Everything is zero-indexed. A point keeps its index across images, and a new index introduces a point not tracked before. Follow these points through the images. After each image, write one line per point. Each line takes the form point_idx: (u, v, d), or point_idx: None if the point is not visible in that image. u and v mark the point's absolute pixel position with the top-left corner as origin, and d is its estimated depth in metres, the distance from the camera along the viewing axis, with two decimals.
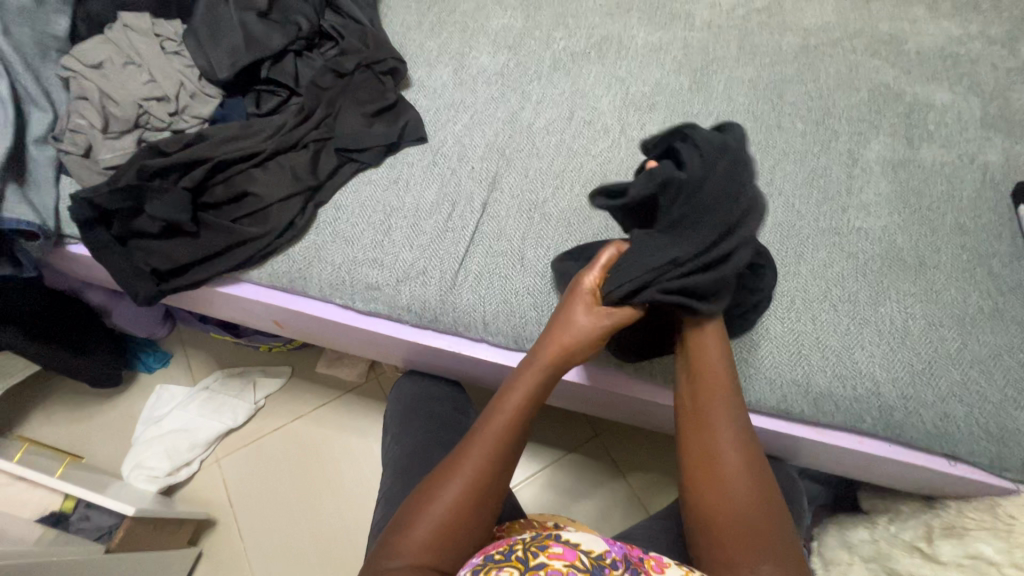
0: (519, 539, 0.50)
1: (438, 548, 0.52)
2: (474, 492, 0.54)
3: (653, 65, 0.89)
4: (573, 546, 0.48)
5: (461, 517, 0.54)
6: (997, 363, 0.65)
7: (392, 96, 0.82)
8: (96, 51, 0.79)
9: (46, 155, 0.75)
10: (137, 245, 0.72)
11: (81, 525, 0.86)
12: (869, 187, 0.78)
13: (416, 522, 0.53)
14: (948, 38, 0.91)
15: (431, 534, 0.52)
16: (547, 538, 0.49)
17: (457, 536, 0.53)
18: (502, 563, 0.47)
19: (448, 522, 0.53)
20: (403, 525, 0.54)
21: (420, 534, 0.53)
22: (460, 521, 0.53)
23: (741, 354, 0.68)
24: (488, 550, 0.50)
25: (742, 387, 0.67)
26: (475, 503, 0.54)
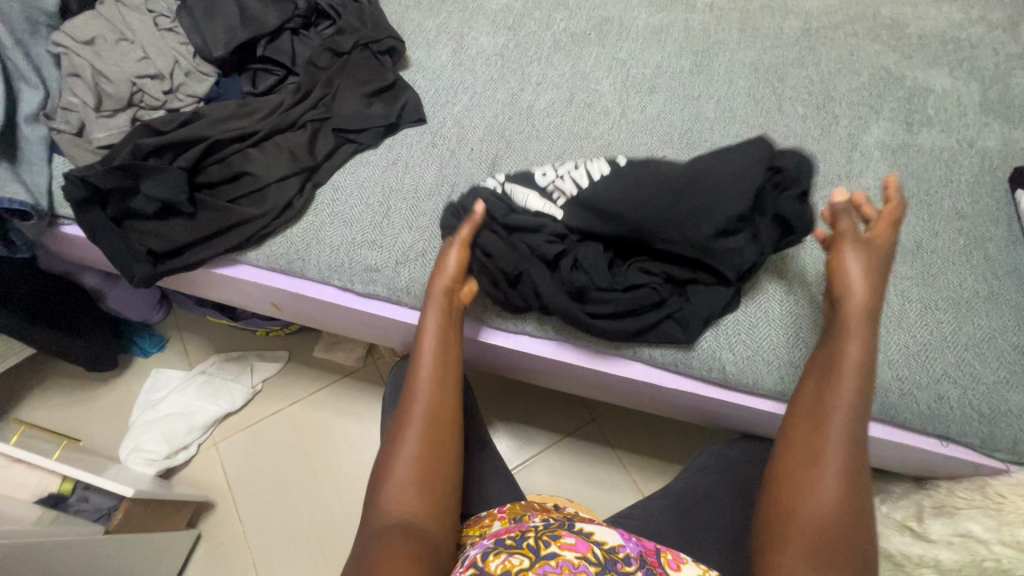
0: (531, 527, 0.51)
1: (412, 510, 0.52)
2: (426, 453, 0.55)
3: (654, 48, 0.89)
4: (585, 538, 0.49)
5: (429, 476, 0.55)
6: (990, 346, 0.66)
7: (391, 76, 0.81)
8: (88, 27, 0.78)
9: (38, 133, 0.74)
10: (132, 226, 0.71)
11: (81, 507, 0.86)
12: (868, 171, 0.78)
13: (384, 501, 0.53)
14: (949, 23, 0.90)
15: (405, 503, 0.53)
16: (559, 530, 0.50)
17: (428, 498, 0.54)
18: (514, 548, 0.48)
19: (416, 485, 0.54)
20: (376, 506, 0.53)
21: (392, 503, 0.53)
22: (427, 485, 0.54)
23: (788, 330, 0.68)
24: (502, 536, 0.51)
25: (786, 368, 0.67)
26: (433, 466, 0.55)
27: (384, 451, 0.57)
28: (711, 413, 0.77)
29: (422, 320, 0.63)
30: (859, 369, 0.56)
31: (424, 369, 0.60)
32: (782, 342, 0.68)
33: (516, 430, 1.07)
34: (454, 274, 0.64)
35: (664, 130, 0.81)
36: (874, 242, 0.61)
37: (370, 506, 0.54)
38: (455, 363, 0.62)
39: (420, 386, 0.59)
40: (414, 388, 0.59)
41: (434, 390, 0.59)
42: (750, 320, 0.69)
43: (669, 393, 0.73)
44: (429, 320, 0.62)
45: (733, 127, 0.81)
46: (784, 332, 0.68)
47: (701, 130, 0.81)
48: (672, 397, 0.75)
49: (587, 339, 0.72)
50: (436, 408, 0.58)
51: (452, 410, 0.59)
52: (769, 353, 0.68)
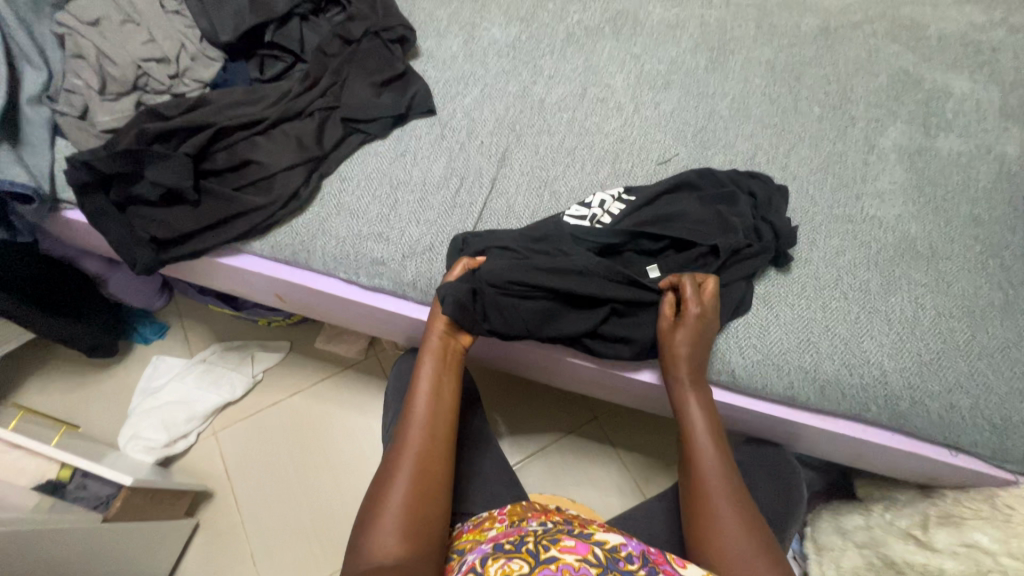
0: (531, 532, 0.51)
1: (399, 555, 0.51)
2: (417, 500, 0.54)
3: (669, 43, 0.87)
4: (586, 540, 0.48)
5: (416, 522, 0.53)
6: (1004, 356, 0.65)
7: (401, 66, 0.79)
8: (94, 8, 0.76)
9: (41, 116, 0.72)
10: (136, 212, 0.70)
11: (79, 494, 0.85)
12: (884, 175, 0.77)
13: (372, 548, 0.51)
14: (970, 26, 0.89)
15: (387, 546, 0.51)
16: (559, 534, 0.50)
17: (420, 546, 0.52)
18: (513, 553, 0.47)
19: (405, 531, 0.52)
20: (356, 550, 0.52)
21: (373, 547, 0.51)
22: (415, 530, 0.52)
23: (804, 334, 0.67)
24: (501, 541, 0.51)
25: (803, 377, 0.66)
26: (421, 514, 0.53)
27: (374, 495, 0.55)
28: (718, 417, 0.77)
29: (417, 367, 0.62)
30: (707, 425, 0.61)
31: (414, 419, 0.58)
32: (804, 351, 0.66)
33: (517, 427, 1.06)
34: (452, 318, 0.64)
35: (678, 127, 0.80)
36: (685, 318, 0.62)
37: (360, 549, 0.52)
38: (448, 414, 0.60)
39: (410, 434, 0.57)
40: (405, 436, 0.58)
41: (425, 436, 0.57)
42: (771, 322, 0.68)
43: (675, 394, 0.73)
44: (424, 367, 0.61)
45: (748, 126, 0.80)
46: (803, 339, 0.67)
47: (716, 129, 0.80)
48: None
49: None
50: (426, 454, 0.56)
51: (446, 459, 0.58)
52: (785, 359, 0.66)
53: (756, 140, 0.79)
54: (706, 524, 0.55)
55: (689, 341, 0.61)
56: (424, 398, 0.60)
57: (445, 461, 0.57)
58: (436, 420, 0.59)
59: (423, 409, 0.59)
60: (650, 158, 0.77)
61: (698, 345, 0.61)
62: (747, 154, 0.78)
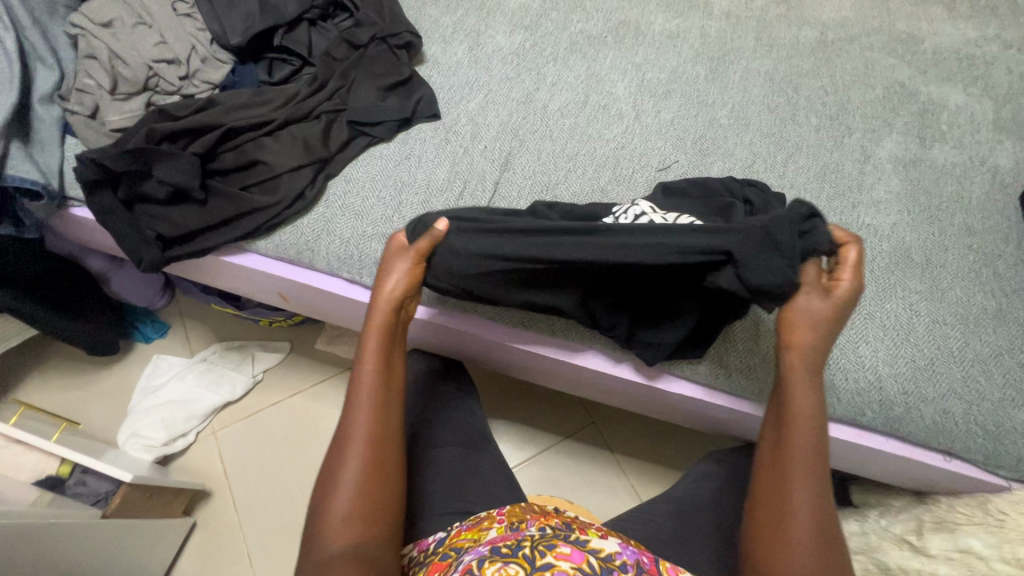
0: (528, 536, 0.51)
1: (358, 536, 0.53)
2: (370, 478, 0.55)
3: (670, 53, 0.89)
4: (582, 548, 0.49)
5: (373, 502, 0.54)
6: (997, 363, 0.66)
7: (407, 71, 0.81)
8: (107, 10, 0.78)
9: (52, 114, 0.74)
10: (143, 210, 0.72)
11: (78, 490, 0.86)
12: (880, 184, 0.78)
13: (329, 530, 0.52)
14: (964, 41, 0.91)
15: (344, 530, 0.53)
16: (556, 539, 0.51)
17: (377, 525, 0.54)
18: (509, 557, 0.48)
19: (358, 516, 0.53)
20: (313, 539, 0.53)
21: (333, 532, 0.52)
22: (370, 511, 0.54)
23: None
24: (498, 544, 0.51)
25: None
26: (376, 494, 0.55)
27: (323, 487, 0.55)
28: (715, 420, 0.78)
29: (363, 346, 0.60)
30: (811, 420, 0.56)
31: (363, 402, 0.57)
32: None
33: (515, 430, 1.07)
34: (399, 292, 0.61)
35: (678, 135, 0.81)
36: (834, 292, 0.58)
37: (312, 545, 0.53)
38: (395, 386, 0.60)
39: (360, 417, 0.57)
40: (349, 419, 0.57)
41: (374, 415, 0.57)
42: (767, 326, 0.69)
43: (673, 398, 0.74)
44: (368, 345, 0.60)
45: (747, 135, 0.81)
46: None
47: (716, 138, 0.81)
48: (677, 402, 0.75)
49: (593, 343, 0.72)
50: (379, 432, 0.57)
51: (394, 435, 0.58)
52: (780, 365, 0.68)
53: (754, 148, 0.80)
54: (775, 514, 0.54)
55: (827, 314, 0.58)
56: (370, 373, 0.59)
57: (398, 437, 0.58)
58: (386, 397, 0.59)
59: (370, 389, 0.58)
60: (650, 165, 0.79)
61: (830, 323, 0.58)
62: (746, 162, 0.79)
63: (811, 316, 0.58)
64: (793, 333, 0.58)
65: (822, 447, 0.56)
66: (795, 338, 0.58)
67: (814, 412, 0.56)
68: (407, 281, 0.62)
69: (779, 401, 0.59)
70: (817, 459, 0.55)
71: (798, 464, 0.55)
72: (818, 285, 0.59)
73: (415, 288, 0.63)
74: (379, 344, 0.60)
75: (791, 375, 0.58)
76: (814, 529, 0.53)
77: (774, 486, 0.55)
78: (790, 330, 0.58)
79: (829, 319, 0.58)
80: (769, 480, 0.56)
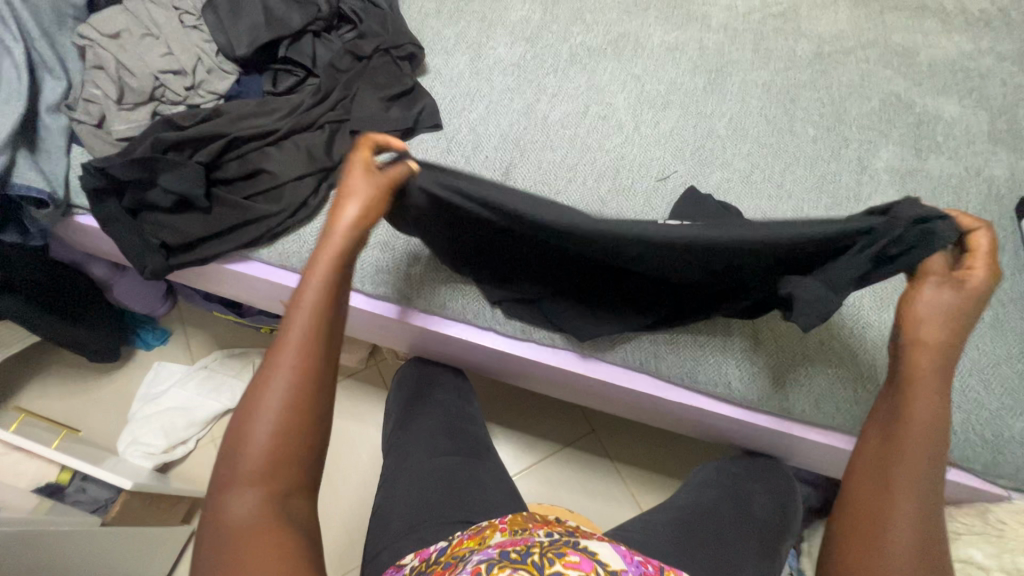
0: (537, 544, 0.51)
1: (272, 495, 0.46)
2: (281, 439, 0.47)
3: (668, 64, 0.90)
4: (590, 557, 0.49)
5: (285, 463, 0.47)
6: (995, 372, 0.67)
7: (409, 81, 0.82)
8: (115, 22, 0.79)
9: (58, 124, 0.74)
10: (148, 218, 0.72)
11: (79, 497, 0.86)
12: (877, 195, 0.79)
13: (235, 488, 0.46)
14: (959, 53, 0.92)
15: (254, 492, 0.46)
16: (564, 547, 0.50)
17: (293, 480, 0.48)
18: (519, 564, 0.48)
19: (266, 474, 0.46)
20: (217, 495, 0.46)
21: (242, 493, 0.45)
22: (278, 471, 0.47)
23: (800, 347, 0.68)
24: (507, 550, 0.51)
25: (798, 391, 0.68)
26: (288, 454, 0.47)
27: (242, 413, 0.48)
28: (715, 429, 0.78)
29: (297, 297, 0.51)
30: (931, 428, 0.49)
31: (284, 361, 0.49)
32: (800, 366, 0.68)
33: (516, 438, 1.07)
34: (347, 232, 0.52)
35: (677, 145, 0.82)
36: (966, 285, 0.49)
37: (222, 485, 0.46)
38: (336, 340, 0.52)
39: (278, 375, 0.48)
40: (273, 364, 0.49)
41: (300, 375, 0.48)
42: (772, 339, 0.69)
43: (673, 407, 0.74)
44: (305, 292, 0.51)
45: (745, 145, 0.82)
46: (800, 356, 0.68)
47: (715, 148, 0.82)
48: (677, 411, 0.76)
49: (592, 352, 0.72)
50: (300, 396, 0.48)
51: (330, 388, 0.51)
52: (780, 374, 0.68)
53: (753, 159, 0.81)
54: (871, 506, 0.48)
55: (951, 309, 0.49)
56: (296, 334, 0.49)
57: (328, 382, 0.50)
58: (315, 357, 0.49)
59: (309, 306, 0.50)
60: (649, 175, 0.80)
61: (955, 315, 0.49)
62: (744, 172, 0.80)
63: (936, 307, 0.50)
64: (908, 329, 0.51)
65: (943, 456, 0.49)
66: (909, 334, 0.51)
67: (937, 406, 0.49)
68: (359, 215, 0.53)
69: (894, 393, 0.52)
70: (933, 441, 0.49)
71: (911, 461, 0.48)
72: (937, 281, 0.50)
73: (375, 207, 0.54)
74: (312, 300, 0.50)
75: (921, 361, 0.50)
76: (916, 540, 0.46)
77: (876, 471, 0.50)
78: (915, 323, 0.50)
79: (960, 313, 0.49)
80: (872, 467, 0.50)
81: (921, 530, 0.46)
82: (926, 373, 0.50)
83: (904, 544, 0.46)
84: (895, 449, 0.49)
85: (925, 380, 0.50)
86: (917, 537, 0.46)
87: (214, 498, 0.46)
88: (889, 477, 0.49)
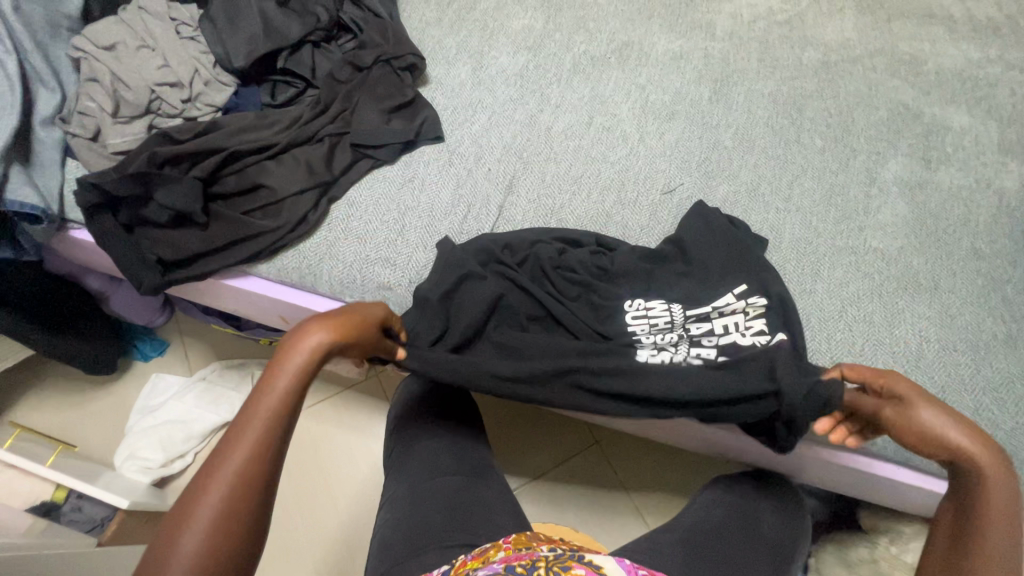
0: (542, 558, 0.52)
1: None
2: (202, 565, 0.43)
3: (673, 74, 0.89)
4: (596, 570, 0.50)
5: None
6: (1009, 391, 0.65)
7: (410, 92, 0.80)
8: (110, 32, 0.77)
9: (52, 137, 0.73)
10: (144, 233, 0.71)
11: (73, 516, 0.86)
12: (886, 208, 0.78)
13: None
14: (967, 62, 0.91)
15: None
16: (570, 561, 0.51)
17: None
18: None
19: None
20: None
21: None
22: None
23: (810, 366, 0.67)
24: (512, 563, 0.52)
25: None
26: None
27: (200, 479, 0.47)
28: (723, 446, 0.77)
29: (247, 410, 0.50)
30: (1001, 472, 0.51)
31: (219, 480, 0.46)
32: None
33: (518, 450, 1.06)
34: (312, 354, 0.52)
35: (682, 157, 0.81)
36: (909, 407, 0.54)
37: (169, 546, 0.44)
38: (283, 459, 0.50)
39: (210, 492, 0.46)
40: (209, 472, 0.47)
41: (234, 492, 0.46)
42: None
43: (680, 424, 0.73)
44: (257, 405, 0.50)
45: (751, 156, 0.81)
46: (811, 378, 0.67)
47: (721, 160, 0.81)
48: (683, 428, 0.75)
49: None
50: (228, 521, 0.45)
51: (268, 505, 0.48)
52: None
53: (760, 171, 0.80)
54: (957, 555, 0.49)
55: (930, 423, 0.53)
56: (242, 446, 0.48)
57: (263, 506, 0.47)
58: (252, 476, 0.47)
59: (263, 418, 0.49)
60: (655, 188, 0.78)
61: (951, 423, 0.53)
62: (751, 185, 0.79)
63: (912, 429, 0.54)
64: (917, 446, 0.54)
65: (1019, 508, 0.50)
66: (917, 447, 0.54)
67: (1007, 484, 0.50)
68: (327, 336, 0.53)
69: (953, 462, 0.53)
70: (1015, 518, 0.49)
71: (992, 516, 0.49)
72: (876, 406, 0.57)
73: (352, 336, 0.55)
74: (264, 415, 0.49)
75: (963, 437, 0.52)
76: None
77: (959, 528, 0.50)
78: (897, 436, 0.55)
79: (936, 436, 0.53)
80: (945, 528, 0.52)
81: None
82: (982, 462, 0.51)
83: None
84: (977, 518, 0.50)
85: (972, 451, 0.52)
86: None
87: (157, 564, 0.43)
88: (972, 530, 0.50)
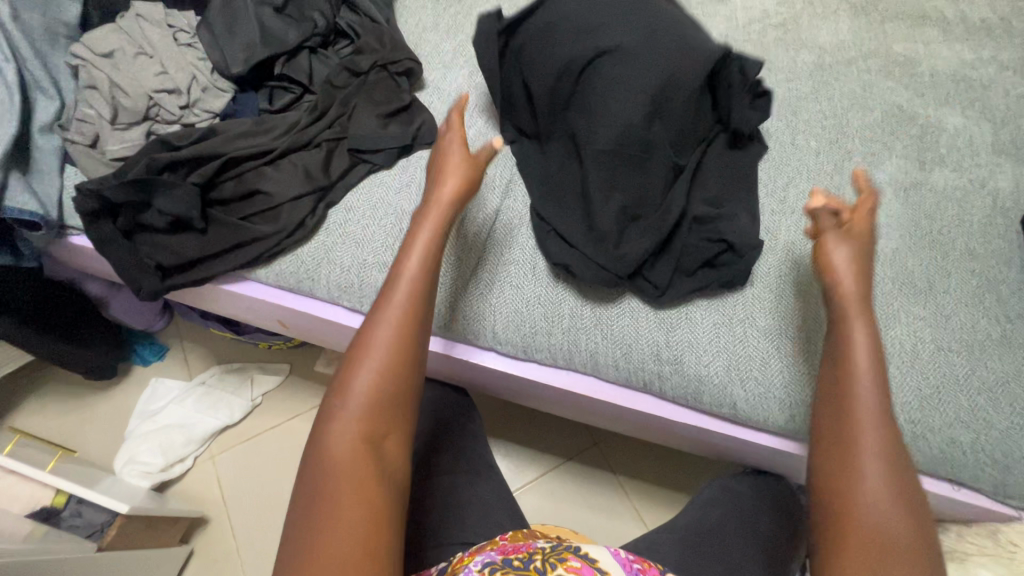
0: (538, 549, 0.53)
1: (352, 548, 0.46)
2: (356, 479, 0.49)
3: None
4: (590, 562, 0.51)
5: (358, 509, 0.48)
6: (1004, 391, 0.66)
7: (407, 97, 0.81)
8: (108, 40, 0.78)
9: (51, 144, 0.73)
10: (142, 239, 0.71)
11: (73, 522, 0.84)
12: (881, 209, 0.78)
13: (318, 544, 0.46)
14: (960, 63, 0.91)
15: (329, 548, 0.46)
16: (566, 552, 0.52)
17: (378, 517, 0.48)
18: (521, 570, 0.49)
19: (336, 526, 0.47)
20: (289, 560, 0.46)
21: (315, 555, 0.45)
22: (356, 513, 0.48)
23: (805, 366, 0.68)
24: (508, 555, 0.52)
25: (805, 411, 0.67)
26: (361, 491, 0.49)
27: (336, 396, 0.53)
28: (720, 448, 0.77)
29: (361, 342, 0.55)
30: (874, 361, 0.52)
31: (351, 408, 0.52)
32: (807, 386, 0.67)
33: (517, 452, 1.06)
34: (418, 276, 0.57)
35: None
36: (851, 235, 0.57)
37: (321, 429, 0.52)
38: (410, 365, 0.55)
39: (349, 410, 0.52)
40: (340, 405, 0.52)
41: (371, 411, 0.52)
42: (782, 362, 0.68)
43: (676, 426, 0.74)
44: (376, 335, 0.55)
45: None
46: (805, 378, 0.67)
47: None
48: (680, 430, 0.75)
49: (592, 371, 0.72)
50: (372, 432, 0.52)
51: (402, 415, 0.54)
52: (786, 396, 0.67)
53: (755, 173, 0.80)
54: (837, 446, 0.51)
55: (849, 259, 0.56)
56: (364, 383, 0.53)
57: (399, 411, 0.54)
58: (386, 398, 0.53)
59: (380, 348, 0.54)
60: None
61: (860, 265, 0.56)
62: None
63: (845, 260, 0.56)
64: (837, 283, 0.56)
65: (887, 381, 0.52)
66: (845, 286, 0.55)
67: (871, 369, 0.52)
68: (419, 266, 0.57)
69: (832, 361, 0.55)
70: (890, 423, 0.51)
71: (862, 421, 0.51)
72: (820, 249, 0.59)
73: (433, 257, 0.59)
74: (383, 336, 0.54)
75: (849, 338, 0.54)
76: (890, 485, 0.48)
77: (839, 434, 0.51)
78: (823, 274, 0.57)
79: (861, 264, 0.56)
80: (826, 423, 0.53)
81: (889, 465, 0.49)
82: (859, 306, 0.55)
83: (870, 498, 0.48)
84: (846, 417, 0.51)
85: (846, 357, 0.53)
86: (887, 474, 0.49)
87: (315, 443, 0.51)
88: (850, 441, 0.50)
